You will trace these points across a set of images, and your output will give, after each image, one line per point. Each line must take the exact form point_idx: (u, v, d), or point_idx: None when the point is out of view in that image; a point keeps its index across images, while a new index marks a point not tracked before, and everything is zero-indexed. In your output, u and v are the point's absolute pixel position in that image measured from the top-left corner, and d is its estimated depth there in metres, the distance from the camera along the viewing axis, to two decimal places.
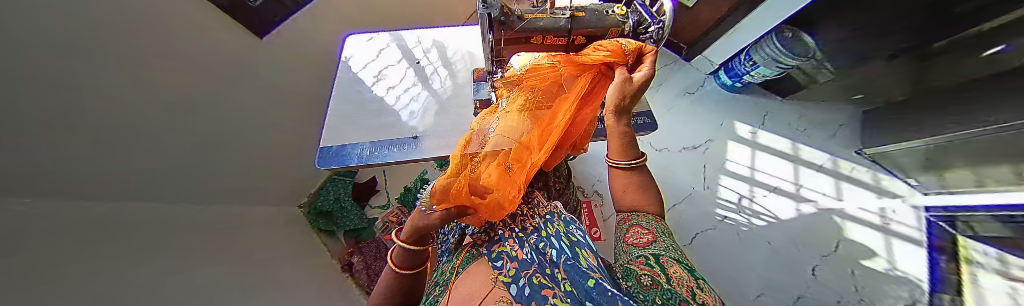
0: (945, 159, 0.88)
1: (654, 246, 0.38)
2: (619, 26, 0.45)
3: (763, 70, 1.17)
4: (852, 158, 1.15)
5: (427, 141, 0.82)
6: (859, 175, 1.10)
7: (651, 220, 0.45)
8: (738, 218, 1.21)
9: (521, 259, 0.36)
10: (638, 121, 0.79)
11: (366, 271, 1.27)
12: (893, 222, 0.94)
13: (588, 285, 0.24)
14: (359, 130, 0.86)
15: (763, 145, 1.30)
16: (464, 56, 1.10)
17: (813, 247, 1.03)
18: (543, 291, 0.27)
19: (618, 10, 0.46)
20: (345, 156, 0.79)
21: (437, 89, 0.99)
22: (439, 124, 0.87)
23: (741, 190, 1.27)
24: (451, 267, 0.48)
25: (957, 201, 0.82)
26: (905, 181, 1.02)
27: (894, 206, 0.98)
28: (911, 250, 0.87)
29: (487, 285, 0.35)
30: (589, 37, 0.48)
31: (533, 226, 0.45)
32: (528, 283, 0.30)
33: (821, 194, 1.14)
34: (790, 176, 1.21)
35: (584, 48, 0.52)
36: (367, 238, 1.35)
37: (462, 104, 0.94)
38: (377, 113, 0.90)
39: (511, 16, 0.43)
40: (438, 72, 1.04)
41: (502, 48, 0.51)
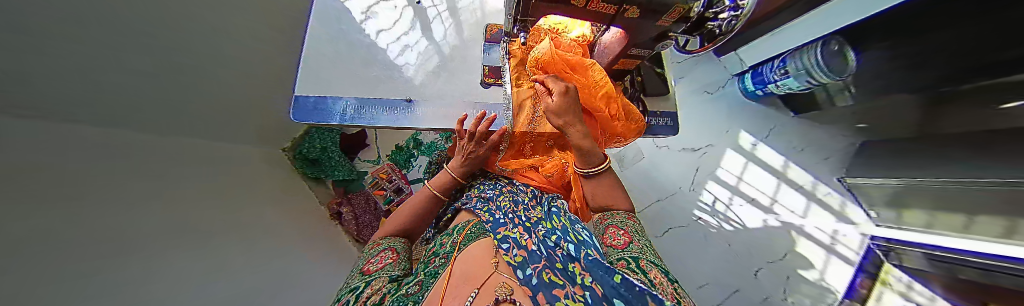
0: (907, 200, 0.95)
1: (631, 245, 0.40)
2: (688, 4, 0.40)
3: (792, 82, 1.10)
4: (831, 183, 1.19)
5: (422, 108, 0.74)
6: (830, 199, 1.16)
7: (625, 219, 0.50)
8: (711, 221, 1.28)
9: (529, 249, 0.39)
10: (660, 121, 0.81)
11: (354, 223, 1.27)
12: (842, 244, 1.01)
13: (613, 282, 0.28)
14: (344, 80, 0.75)
15: (759, 158, 1.31)
16: (474, 5, 0.95)
17: (763, 253, 1.13)
18: (555, 290, 0.28)
19: None
20: (323, 112, 0.70)
21: (439, 41, 0.86)
22: (439, 87, 0.79)
23: (721, 196, 1.32)
24: (449, 243, 0.52)
25: (895, 234, 0.91)
26: (867, 212, 1.07)
27: (846, 230, 1.04)
28: (841, 268, 0.98)
29: (488, 269, 0.37)
30: (645, 13, 0.41)
31: (540, 224, 0.50)
32: (537, 275, 0.32)
33: (789, 211, 1.19)
34: (770, 191, 1.25)
35: (633, 24, 0.44)
36: (356, 190, 1.38)
37: (468, 69, 0.83)
38: (365, 64, 0.79)
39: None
40: (444, 21, 0.90)
41: (534, 5, 0.41)
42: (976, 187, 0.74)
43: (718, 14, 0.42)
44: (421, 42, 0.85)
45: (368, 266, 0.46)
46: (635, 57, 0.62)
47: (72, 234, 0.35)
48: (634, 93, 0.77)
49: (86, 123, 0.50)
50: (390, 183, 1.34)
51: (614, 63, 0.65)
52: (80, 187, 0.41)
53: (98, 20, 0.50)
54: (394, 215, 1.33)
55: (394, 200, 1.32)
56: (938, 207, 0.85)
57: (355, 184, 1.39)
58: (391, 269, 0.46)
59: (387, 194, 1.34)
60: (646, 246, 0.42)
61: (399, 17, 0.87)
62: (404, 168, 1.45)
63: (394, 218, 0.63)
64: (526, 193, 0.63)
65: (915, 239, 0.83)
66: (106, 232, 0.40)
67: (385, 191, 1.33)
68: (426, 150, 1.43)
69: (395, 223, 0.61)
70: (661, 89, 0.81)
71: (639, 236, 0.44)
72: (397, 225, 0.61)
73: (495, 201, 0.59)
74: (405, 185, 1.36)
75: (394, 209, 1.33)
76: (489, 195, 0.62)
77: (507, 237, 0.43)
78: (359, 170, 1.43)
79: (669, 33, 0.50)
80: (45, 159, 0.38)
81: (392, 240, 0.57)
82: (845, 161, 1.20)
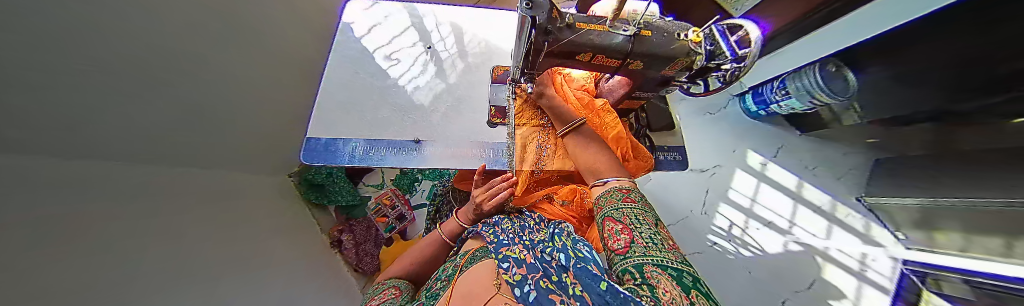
0: (935, 220, 0.91)
1: (633, 248, 0.39)
2: (687, 54, 0.44)
3: (795, 102, 1.09)
4: (848, 201, 1.14)
5: (431, 148, 0.77)
6: (852, 221, 1.11)
7: (620, 200, 0.49)
8: (728, 247, 1.25)
9: (528, 265, 0.41)
10: (671, 156, 0.80)
11: (355, 249, 1.29)
12: (872, 270, 0.96)
13: (600, 289, 0.33)
14: (348, 125, 0.79)
15: (771, 178, 1.27)
16: (482, 48, 1.01)
17: (788, 282, 1.06)
18: (549, 295, 0.35)
19: (692, 37, 0.43)
20: (334, 153, 0.74)
21: (451, 82, 0.92)
22: (449, 126, 0.82)
23: (736, 220, 1.29)
24: (451, 267, 0.53)
25: (928, 258, 0.85)
26: (892, 233, 1.03)
27: (874, 253, 0.99)
28: (875, 297, 0.91)
29: (488, 292, 0.41)
30: (647, 62, 0.45)
31: (540, 241, 0.51)
32: (536, 287, 0.36)
33: (811, 234, 1.13)
34: (787, 213, 1.21)
35: (633, 73, 0.49)
36: (358, 216, 1.39)
37: (475, 109, 0.87)
38: (375, 105, 0.83)
39: (560, 23, 0.39)
40: (455, 62, 0.96)
41: (540, 60, 0.46)
42: (999, 208, 0.72)
43: (721, 66, 0.43)
44: (433, 81, 0.91)
45: (372, 303, 0.48)
46: (639, 99, 0.66)
47: (88, 269, 0.37)
48: (641, 129, 0.81)
49: (112, 163, 0.54)
50: (393, 210, 1.41)
51: (619, 104, 0.69)
52: (102, 222, 0.43)
53: (123, 77, 0.52)
54: (395, 242, 1.40)
55: (396, 227, 1.41)
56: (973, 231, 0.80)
57: (358, 210, 1.41)
58: (394, 301, 0.48)
59: (390, 221, 1.40)
60: (649, 241, 0.40)
61: (411, 59, 0.94)
62: (407, 193, 1.47)
63: (401, 259, 0.64)
64: (532, 219, 0.62)
65: (952, 264, 0.77)
66: (118, 263, 0.42)
67: (388, 218, 1.40)
68: (429, 175, 1.45)
69: (400, 265, 0.62)
70: (667, 122, 0.82)
71: (642, 226, 0.43)
72: (402, 267, 0.62)
73: (501, 224, 0.57)
74: (407, 211, 1.43)
75: (396, 236, 1.42)
76: (495, 221, 0.60)
77: (507, 256, 0.44)
78: (362, 195, 1.44)
79: (674, 80, 0.53)
80: (67, 199, 0.40)
81: (395, 280, 0.57)
82: (863, 179, 1.16)
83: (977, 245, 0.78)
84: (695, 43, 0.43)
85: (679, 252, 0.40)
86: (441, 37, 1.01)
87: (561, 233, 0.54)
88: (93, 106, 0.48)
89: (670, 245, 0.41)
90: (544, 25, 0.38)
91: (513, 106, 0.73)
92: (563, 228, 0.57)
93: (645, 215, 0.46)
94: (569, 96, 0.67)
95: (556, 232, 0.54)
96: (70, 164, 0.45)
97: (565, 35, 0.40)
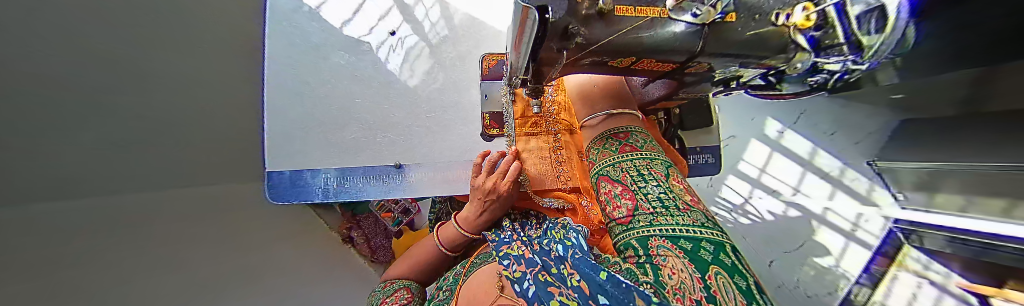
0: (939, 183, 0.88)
1: (637, 216, 0.33)
2: (779, 56, 0.33)
3: None
4: (857, 165, 1.08)
5: (414, 173, 0.83)
6: (852, 185, 1.08)
7: (630, 163, 0.42)
8: (729, 215, 1.41)
9: (526, 260, 0.38)
10: (702, 158, 0.81)
11: (367, 244, 1.45)
12: (862, 230, 1.00)
13: (600, 279, 0.24)
14: (321, 150, 0.85)
15: (785, 147, 1.29)
16: (468, 21, 0.94)
17: (781, 244, 1.20)
18: (549, 289, 0.29)
19: (799, 24, 0.29)
20: (306, 187, 0.82)
21: (440, 66, 0.91)
22: (433, 149, 0.86)
23: (743, 192, 1.41)
24: (454, 276, 0.52)
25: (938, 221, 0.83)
26: (894, 194, 0.98)
27: (869, 214, 1.00)
28: (859, 251, 0.98)
29: (492, 295, 0.39)
30: (710, 65, 0.34)
31: (540, 238, 0.47)
32: (535, 280, 0.32)
33: (810, 198, 1.18)
34: (793, 181, 1.24)
35: (689, 74, 0.39)
36: (363, 212, 1.47)
37: (463, 119, 0.89)
38: (344, 125, 0.86)
39: (589, 8, 0.23)
40: (444, 40, 0.92)
41: (548, 70, 0.34)
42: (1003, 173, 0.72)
43: (830, 65, 0.35)
44: (423, 81, 0.90)
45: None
46: (677, 99, 0.61)
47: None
48: (671, 130, 0.74)
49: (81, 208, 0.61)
50: (397, 205, 1.42)
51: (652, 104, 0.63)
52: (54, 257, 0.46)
53: None
54: (405, 233, 1.48)
55: (403, 221, 1.45)
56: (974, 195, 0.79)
57: (361, 207, 1.47)
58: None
59: (396, 216, 1.45)
60: (657, 204, 0.32)
61: (394, 54, 0.90)
62: None
63: (405, 259, 0.65)
64: (535, 230, 0.54)
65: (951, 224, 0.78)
66: None
67: (393, 213, 1.45)
68: None
69: (401, 266, 0.64)
70: (695, 119, 0.76)
71: (649, 184, 0.36)
72: (407, 265, 0.64)
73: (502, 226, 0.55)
74: (411, 204, 1.44)
75: (405, 228, 1.48)
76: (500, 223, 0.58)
77: (507, 254, 0.42)
78: None
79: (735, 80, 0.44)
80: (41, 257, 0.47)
81: (403, 281, 0.60)
82: (877, 145, 1.05)
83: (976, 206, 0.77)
84: (802, 30, 0.29)
85: (699, 213, 0.31)
86: (423, 9, 0.93)
87: (555, 226, 0.50)
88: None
89: (687, 205, 0.33)
90: (564, 26, 0.23)
91: (514, 114, 0.72)
92: (559, 222, 0.53)
93: (652, 168, 0.40)
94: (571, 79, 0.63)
95: (550, 227, 0.51)
96: (9, 233, 0.49)
97: (597, 33, 0.25)
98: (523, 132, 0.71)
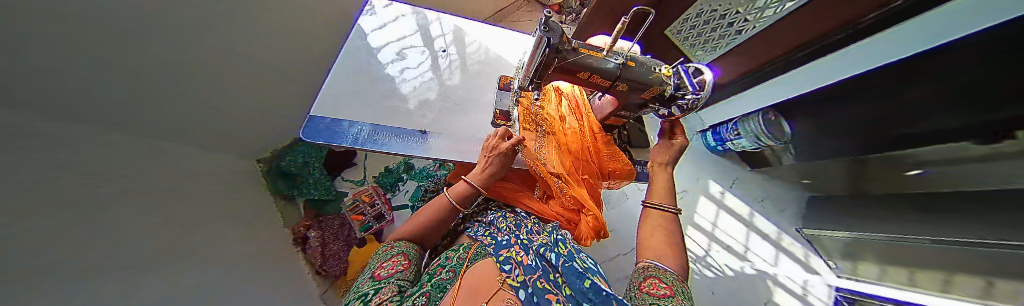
0: (861, 253, 1.09)
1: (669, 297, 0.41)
2: (660, 85, 0.59)
3: (744, 142, 1.28)
4: (790, 230, 1.34)
5: (435, 139, 0.84)
6: (793, 248, 1.29)
7: (665, 275, 0.46)
8: (695, 266, 1.32)
9: (526, 265, 0.42)
10: (645, 167, 0.94)
11: (322, 249, 1.22)
12: (811, 295, 1.15)
13: (582, 287, 0.40)
14: (358, 110, 0.85)
15: (728, 205, 1.45)
16: (484, 53, 1.15)
17: (742, 300, 1.21)
18: (545, 295, 0.36)
19: (664, 72, 0.59)
20: (336, 134, 0.76)
21: (452, 80, 1.03)
22: (450, 125, 0.91)
23: (701, 242, 1.39)
24: (457, 255, 0.52)
25: (886, 293, 0.90)
26: (826, 261, 1.22)
27: (812, 280, 1.19)
28: None
29: (492, 289, 0.40)
30: (629, 87, 0.60)
31: (540, 240, 0.52)
32: (533, 289, 0.38)
33: (761, 259, 1.30)
34: (742, 239, 1.37)
35: (621, 93, 0.62)
36: (330, 213, 1.33)
37: (479, 109, 0.98)
38: (388, 95, 0.92)
39: (567, 46, 0.52)
40: (459, 63, 1.08)
41: (543, 74, 0.57)
42: (929, 247, 0.85)
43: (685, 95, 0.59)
44: (442, 85, 1.00)
45: (381, 271, 0.47)
46: (620, 117, 0.80)
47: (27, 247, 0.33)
48: (622, 143, 0.94)
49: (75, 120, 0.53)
50: (372, 208, 1.33)
51: (604, 119, 0.81)
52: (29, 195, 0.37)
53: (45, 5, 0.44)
54: (367, 242, 1.33)
55: (372, 227, 1.32)
56: (887, 263, 1.00)
57: (332, 206, 1.35)
58: (403, 276, 0.47)
59: (366, 220, 1.32)
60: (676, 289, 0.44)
61: (414, 65, 1.02)
62: (389, 192, 1.43)
63: (414, 218, 0.60)
64: (530, 221, 0.62)
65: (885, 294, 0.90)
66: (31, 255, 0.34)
67: (364, 216, 1.32)
68: (417, 175, 1.48)
69: (407, 228, 0.58)
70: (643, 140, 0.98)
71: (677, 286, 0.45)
72: (413, 225, 0.58)
73: (496, 224, 0.58)
74: (387, 211, 1.36)
75: (370, 237, 1.34)
76: (491, 220, 0.61)
77: (508, 258, 0.44)
78: (339, 191, 1.39)
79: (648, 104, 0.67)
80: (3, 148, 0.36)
81: (403, 245, 0.55)
82: (797, 214, 1.37)
83: (920, 282, 0.88)
84: (665, 75, 0.59)
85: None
86: (445, 39, 1.14)
87: (564, 239, 0.53)
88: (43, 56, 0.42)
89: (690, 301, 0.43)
90: (555, 46, 0.51)
91: (516, 114, 0.76)
92: (563, 235, 0.56)
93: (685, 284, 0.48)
94: (562, 94, 0.82)
95: (558, 239, 0.53)
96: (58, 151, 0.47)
97: (570, 56, 0.53)
98: (521, 125, 0.74)
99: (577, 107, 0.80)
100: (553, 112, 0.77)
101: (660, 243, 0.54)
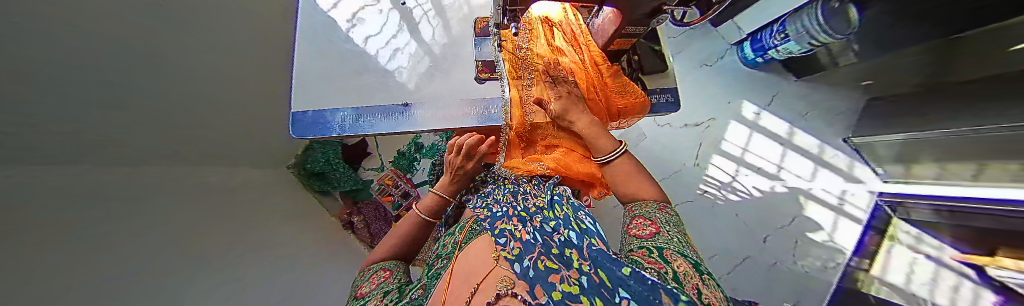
0: (914, 154, 0.96)
1: (656, 236, 0.38)
2: None
3: (792, 46, 1.13)
4: (835, 143, 1.19)
5: (420, 111, 0.81)
6: (835, 160, 1.18)
7: (655, 210, 0.47)
8: (717, 193, 1.33)
9: (524, 240, 0.32)
10: (663, 99, 0.85)
11: (367, 230, 1.41)
12: (849, 204, 1.10)
13: (620, 273, 0.20)
14: (338, 93, 0.83)
15: (763, 127, 1.32)
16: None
17: (772, 221, 1.20)
18: (549, 276, 0.21)
19: None
20: (323, 126, 0.79)
21: (428, 41, 0.92)
22: (434, 91, 0.85)
23: (727, 169, 1.35)
24: (453, 243, 0.48)
25: (942, 193, 0.82)
26: (873, 168, 1.11)
27: (853, 188, 1.11)
28: (850, 226, 1.08)
29: (487, 265, 0.31)
30: None
31: (535, 206, 0.45)
32: (533, 265, 0.24)
33: (796, 176, 1.22)
34: (776, 158, 1.27)
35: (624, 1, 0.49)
36: (364, 199, 1.47)
37: (460, 68, 0.89)
38: (358, 72, 0.86)
39: None
40: (432, 18, 0.95)
41: None
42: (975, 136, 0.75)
43: None
44: (411, 46, 0.91)
45: (362, 289, 0.46)
46: (631, 35, 0.68)
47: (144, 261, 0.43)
48: (632, 73, 0.85)
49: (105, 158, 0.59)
50: (397, 189, 1.47)
51: (609, 44, 0.71)
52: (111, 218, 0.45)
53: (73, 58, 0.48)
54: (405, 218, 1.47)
55: (403, 204, 1.47)
56: (947, 160, 0.86)
57: (364, 193, 1.48)
58: (388, 284, 0.46)
59: (396, 199, 1.47)
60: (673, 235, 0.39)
61: (382, 29, 0.92)
62: (408, 172, 1.52)
63: (389, 237, 0.61)
64: (530, 183, 0.55)
65: (956, 195, 0.77)
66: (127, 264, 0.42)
67: (393, 196, 1.47)
68: (427, 153, 1.50)
69: (383, 248, 0.59)
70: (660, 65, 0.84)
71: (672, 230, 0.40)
72: (382, 252, 0.58)
73: (493, 196, 0.51)
74: (411, 189, 1.48)
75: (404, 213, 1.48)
76: (488, 191, 0.55)
77: (503, 230, 0.35)
78: (365, 179, 1.50)
79: (664, 7, 0.55)
80: (54, 162, 0.43)
81: (383, 263, 0.54)
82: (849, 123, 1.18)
83: (988, 175, 0.73)
84: None
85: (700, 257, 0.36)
86: None
87: (560, 201, 0.48)
88: (74, 83, 0.48)
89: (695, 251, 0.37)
90: None
91: (503, 60, 0.70)
92: (561, 194, 0.53)
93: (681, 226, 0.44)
94: (552, 26, 0.71)
95: (554, 201, 0.48)
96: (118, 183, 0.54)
97: None
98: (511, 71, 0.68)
99: (571, 38, 0.70)
100: (546, 48, 0.67)
101: (619, 170, 0.53)
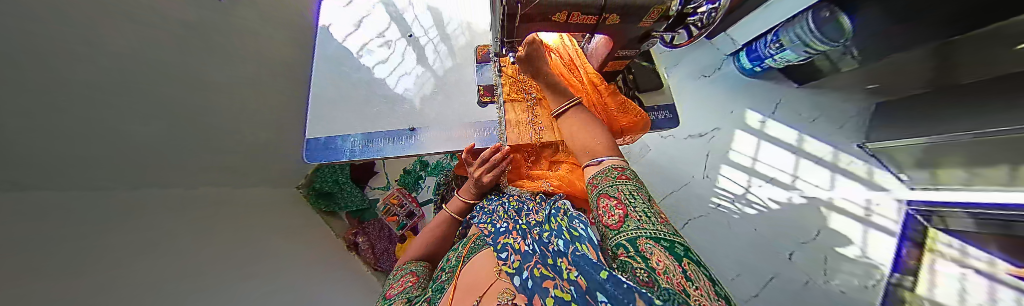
0: (941, 158, 0.93)
1: (627, 222, 0.33)
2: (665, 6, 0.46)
3: (788, 54, 1.16)
4: (851, 150, 1.14)
5: (425, 133, 0.84)
6: (853, 168, 1.12)
7: (614, 178, 0.42)
8: (730, 207, 1.32)
9: (522, 251, 0.31)
10: (661, 114, 0.85)
11: (371, 250, 1.40)
12: (877, 215, 0.99)
13: (600, 276, 0.19)
14: (348, 120, 0.87)
15: (771, 136, 1.31)
16: (460, 27, 1.06)
17: (795, 234, 1.12)
18: (543, 281, 0.21)
19: None
20: (334, 151, 0.82)
21: (433, 66, 0.98)
22: (439, 114, 0.88)
23: (739, 181, 1.35)
24: (455, 258, 0.48)
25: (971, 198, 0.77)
26: (897, 175, 1.05)
27: (877, 197, 1.03)
28: (883, 239, 0.95)
29: (488, 279, 0.31)
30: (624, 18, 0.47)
31: (538, 220, 0.45)
32: (530, 274, 0.24)
33: (813, 185, 1.17)
34: (789, 168, 1.25)
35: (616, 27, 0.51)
36: (370, 219, 1.49)
37: (462, 90, 0.93)
38: (367, 99, 0.91)
39: None
40: (436, 45, 1.02)
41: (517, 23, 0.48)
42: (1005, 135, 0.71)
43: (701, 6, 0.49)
44: (416, 71, 0.96)
45: (391, 290, 0.49)
46: (624, 57, 0.70)
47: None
48: (629, 91, 0.86)
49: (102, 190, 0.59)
50: (402, 208, 1.48)
51: (604, 66, 0.75)
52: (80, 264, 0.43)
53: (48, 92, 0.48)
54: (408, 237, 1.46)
55: (407, 224, 1.47)
56: (973, 164, 0.83)
57: (369, 213, 1.51)
58: (410, 290, 0.47)
59: (401, 219, 1.48)
60: (642, 213, 0.34)
61: (390, 57, 0.98)
62: (413, 191, 1.54)
63: (420, 239, 0.66)
64: (531, 200, 0.54)
65: (988, 201, 0.72)
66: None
67: (398, 216, 1.48)
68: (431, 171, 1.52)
69: (417, 247, 0.64)
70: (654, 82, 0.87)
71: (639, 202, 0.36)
72: (419, 249, 0.63)
73: (498, 211, 0.51)
74: (416, 207, 1.50)
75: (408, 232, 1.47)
76: (493, 208, 0.55)
77: (504, 244, 0.35)
78: (370, 198, 1.54)
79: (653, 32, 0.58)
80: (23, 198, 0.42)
81: (412, 265, 0.57)
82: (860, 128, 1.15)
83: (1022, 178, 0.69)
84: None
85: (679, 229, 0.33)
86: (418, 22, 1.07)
87: (556, 213, 0.46)
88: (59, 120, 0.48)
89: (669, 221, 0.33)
90: None
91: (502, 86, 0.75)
92: (559, 208, 0.49)
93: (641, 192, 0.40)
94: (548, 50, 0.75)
95: (551, 214, 0.46)
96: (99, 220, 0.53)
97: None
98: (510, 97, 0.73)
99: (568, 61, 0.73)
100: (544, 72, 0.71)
101: None
